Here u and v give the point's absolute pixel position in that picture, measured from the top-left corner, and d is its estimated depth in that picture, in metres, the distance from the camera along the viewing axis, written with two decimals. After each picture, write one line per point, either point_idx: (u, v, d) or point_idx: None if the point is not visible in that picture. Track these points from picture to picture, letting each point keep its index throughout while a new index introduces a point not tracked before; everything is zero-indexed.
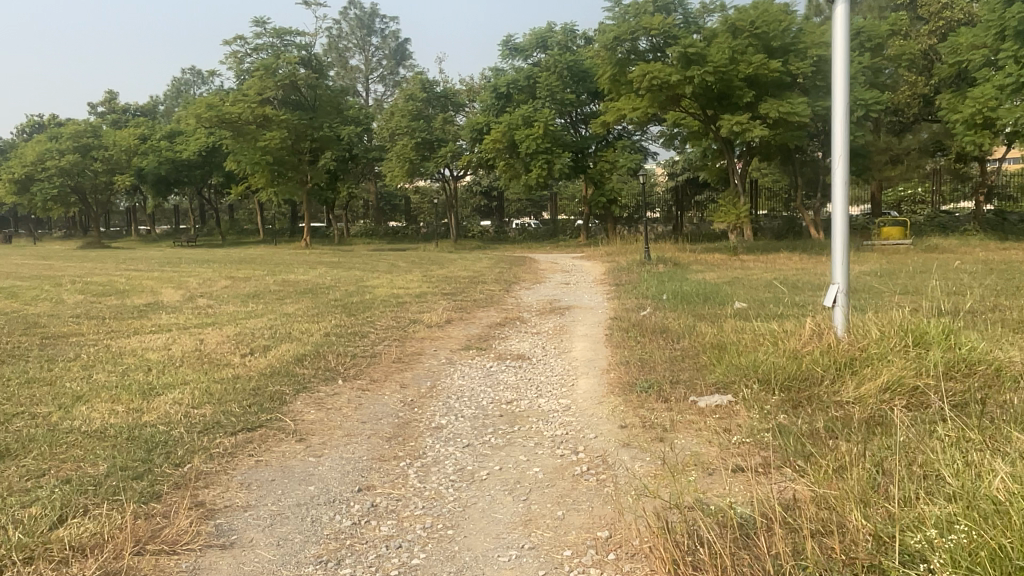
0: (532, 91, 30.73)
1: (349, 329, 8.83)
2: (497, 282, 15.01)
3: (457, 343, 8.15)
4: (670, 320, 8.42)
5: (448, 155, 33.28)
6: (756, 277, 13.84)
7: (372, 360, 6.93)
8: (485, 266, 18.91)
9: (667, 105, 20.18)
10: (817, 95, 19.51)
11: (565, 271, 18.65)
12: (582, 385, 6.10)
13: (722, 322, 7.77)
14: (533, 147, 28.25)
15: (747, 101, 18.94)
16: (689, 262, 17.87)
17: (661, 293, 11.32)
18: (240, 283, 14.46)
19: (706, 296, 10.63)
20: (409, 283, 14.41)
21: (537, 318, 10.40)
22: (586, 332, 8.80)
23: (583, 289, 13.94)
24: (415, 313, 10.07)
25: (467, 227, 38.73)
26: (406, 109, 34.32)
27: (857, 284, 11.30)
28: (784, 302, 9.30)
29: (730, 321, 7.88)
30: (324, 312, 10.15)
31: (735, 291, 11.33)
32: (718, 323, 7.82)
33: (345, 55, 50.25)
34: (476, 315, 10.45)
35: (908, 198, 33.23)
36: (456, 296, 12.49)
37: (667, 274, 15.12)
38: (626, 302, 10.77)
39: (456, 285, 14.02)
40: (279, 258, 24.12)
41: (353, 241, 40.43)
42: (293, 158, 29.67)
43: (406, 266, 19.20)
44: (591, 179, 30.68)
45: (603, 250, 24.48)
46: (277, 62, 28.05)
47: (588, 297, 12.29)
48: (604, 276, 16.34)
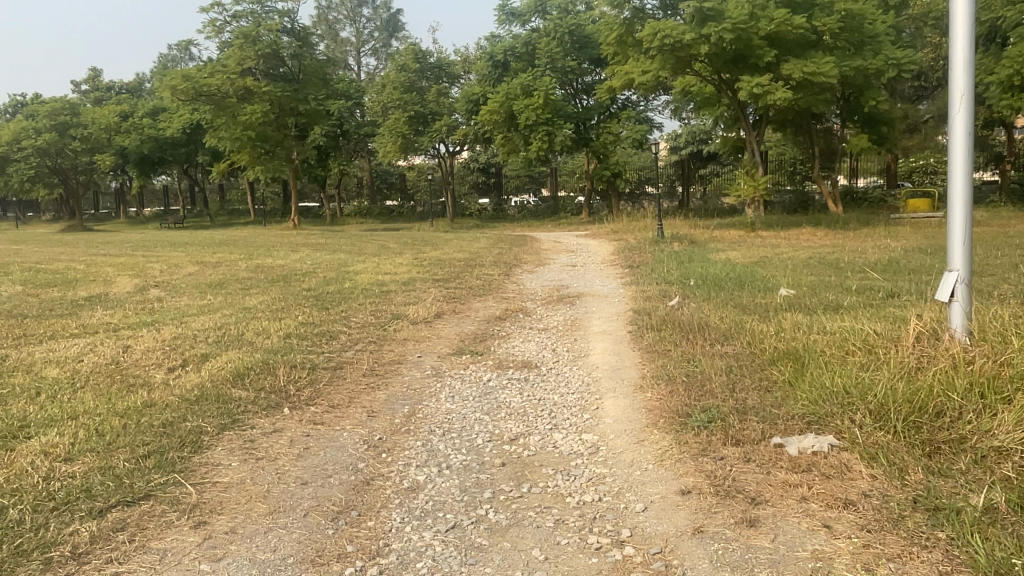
0: (531, 59, 28.93)
1: (317, 327, 7.26)
2: (496, 265, 13.45)
3: (449, 346, 6.59)
4: (707, 313, 6.88)
5: (443, 129, 31.52)
6: (787, 256, 12.28)
7: (336, 374, 5.37)
8: (482, 247, 17.34)
9: (679, 68, 18.45)
10: (844, 55, 17.77)
11: (570, 252, 17.06)
12: (611, 411, 4.56)
13: (777, 318, 6.23)
14: (532, 118, 26.53)
15: (768, 62, 17.23)
16: (707, 240, 16.30)
17: (687, 277, 9.77)
18: (208, 270, 12.91)
19: (742, 281, 9.06)
20: (398, 267, 12.84)
21: (542, 309, 8.83)
22: (605, 328, 7.27)
23: (593, 272, 12.40)
24: (399, 306, 8.50)
25: (464, 205, 37.08)
26: (398, 81, 32.50)
27: (912, 268, 9.75)
28: (841, 290, 7.74)
29: (785, 314, 6.33)
30: (292, 305, 8.57)
31: (772, 274, 9.77)
32: (772, 317, 6.27)
33: (335, 27, 48.17)
34: (472, 306, 8.91)
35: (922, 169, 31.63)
36: (450, 282, 10.95)
37: (685, 254, 13.54)
38: (647, 288, 9.20)
39: (450, 270, 12.47)
40: (261, 241, 22.55)
41: (347, 221, 38.87)
42: (278, 133, 28.02)
43: (395, 247, 17.60)
44: (594, 152, 28.99)
45: (609, 227, 22.90)
46: (257, 30, 26.04)
47: (601, 282, 10.78)
48: (614, 257, 14.80)
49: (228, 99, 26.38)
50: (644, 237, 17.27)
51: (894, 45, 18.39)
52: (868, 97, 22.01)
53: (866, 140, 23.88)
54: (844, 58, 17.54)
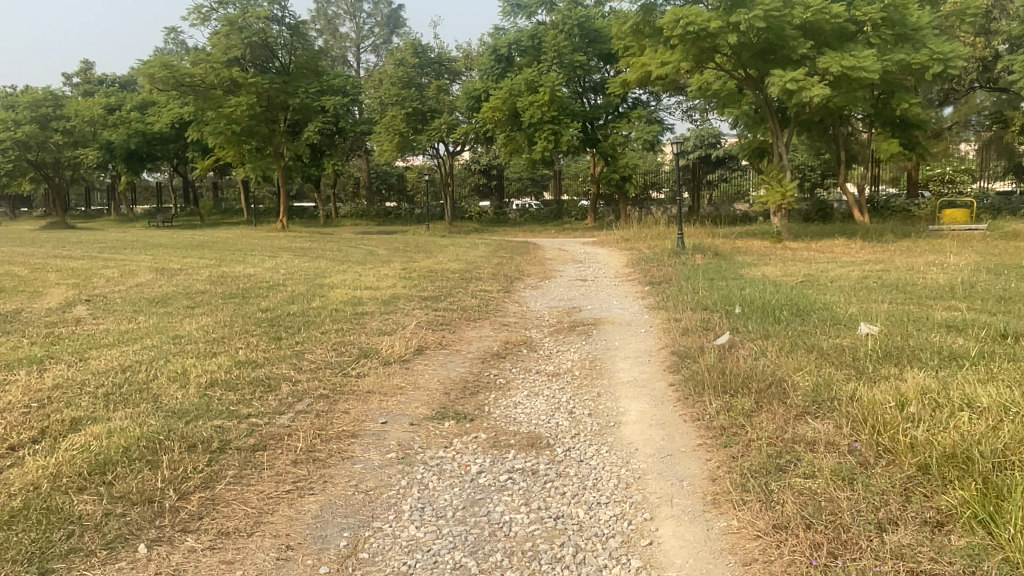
0: (536, 53, 27.11)
1: (257, 369, 5.52)
2: (496, 278, 11.70)
3: (428, 405, 4.82)
4: (775, 362, 5.11)
5: (443, 127, 29.79)
6: (835, 274, 10.60)
7: (251, 462, 3.63)
8: (481, 255, 15.62)
9: (702, 60, 16.69)
10: (884, 49, 16.03)
11: (577, 263, 15.35)
12: (678, 554, 2.84)
13: (883, 377, 4.50)
14: (537, 116, 24.83)
15: (802, 54, 15.47)
16: (732, 252, 14.59)
17: (730, 299, 8.03)
18: (164, 280, 11.17)
19: (801, 309, 7.30)
20: (382, 279, 11.09)
21: (551, 342, 7.10)
22: (636, 375, 5.54)
23: (607, 290, 10.65)
24: (372, 336, 6.75)
25: (464, 208, 35.46)
26: (395, 76, 30.81)
27: (1001, 294, 8.04)
28: (939, 330, 6.03)
29: (891, 372, 4.58)
30: (235, 333, 6.79)
31: (831, 299, 8.05)
32: (875, 376, 4.54)
33: (334, 22, 46.37)
34: (464, 336, 7.13)
35: (937, 177, 30.00)
36: (441, 299, 9.22)
37: (711, 269, 11.83)
38: (681, 316, 7.46)
39: (442, 283, 10.76)
40: (244, 243, 20.96)
41: (340, 222, 37.28)
42: (265, 128, 26.32)
43: (384, 254, 15.86)
44: (602, 154, 27.31)
45: (619, 234, 21.21)
46: (244, 16, 24.21)
47: (621, 304, 9.04)
48: (628, 270, 13.11)
49: (214, 91, 24.66)
50: (662, 247, 15.56)
51: (941, 38, 16.60)
52: (902, 98, 20.27)
53: (897, 145, 22.13)
54: (886, 51, 15.77)
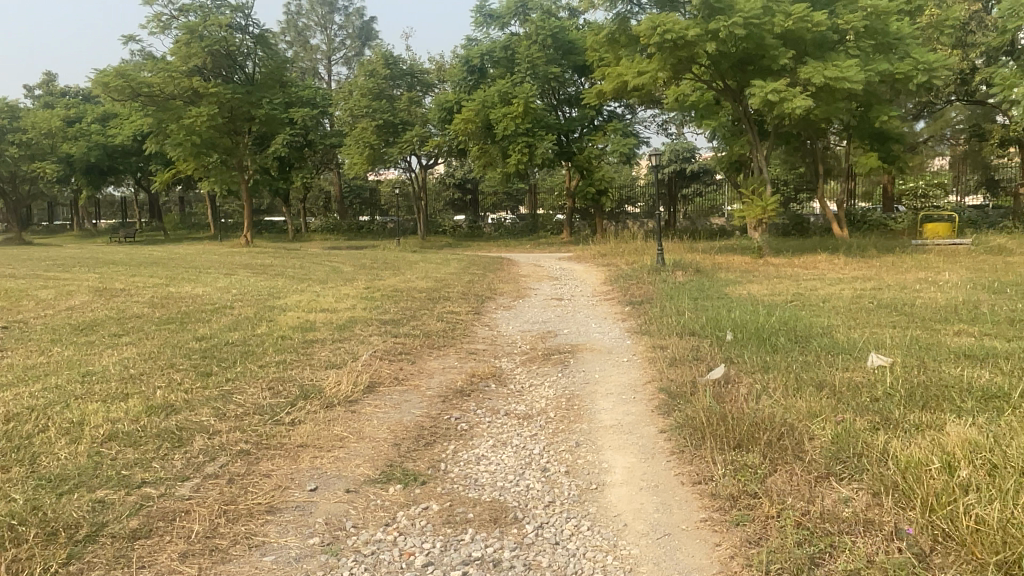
0: (510, 65, 26.42)
1: (171, 416, 4.65)
2: (465, 298, 10.89)
3: (371, 462, 3.98)
4: (783, 404, 4.36)
5: (415, 139, 29.01)
6: (826, 292, 9.94)
7: (123, 562, 2.78)
8: (451, 272, 14.81)
9: (679, 69, 16.10)
10: (867, 59, 15.55)
11: (552, 280, 14.61)
12: None
13: (917, 426, 3.76)
14: (510, 129, 24.13)
15: (783, 64, 14.94)
16: (714, 268, 13.95)
17: (719, 323, 7.29)
18: (101, 302, 10.21)
19: (801, 335, 6.59)
20: (341, 300, 10.23)
21: (522, 374, 6.29)
22: (620, 418, 4.76)
23: (584, 311, 9.89)
24: (317, 370, 5.90)
25: (438, 222, 34.67)
26: (365, 87, 30.02)
27: (1009, 316, 7.41)
28: (959, 362, 5.34)
29: (926, 420, 3.84)
30: (159, 368, 5.90)
31: (830, 322, 7.36)
32: (907, 425, 3.81)
33: (305, 34, 45.45)
34: (424, 369, 6.29)
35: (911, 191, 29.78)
36: (403, 322, 8.37)
37: (694, 288, 11.15)
38: (667, 343, 6.71)
39: (405, 304, 9.94)
40: (201, 260, 19.99)
41: (311, 237, 36.34)
42: (229, 141, 25.30)
43: (348, 271, 14.98)
44: (578, 167, 26.70)
45: (595, 249, 20.57)
46: (204, 24, 23.30)
47: (601, 327, 8.28)
48: (606, 288, 12.40)
49: (174, 101, 23.66)
50: (640, 263, 14.88)
51: (924, 48, 16.18)
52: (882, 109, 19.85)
53: (876, 158, 21.75)
54: (868, 61, 15.31)
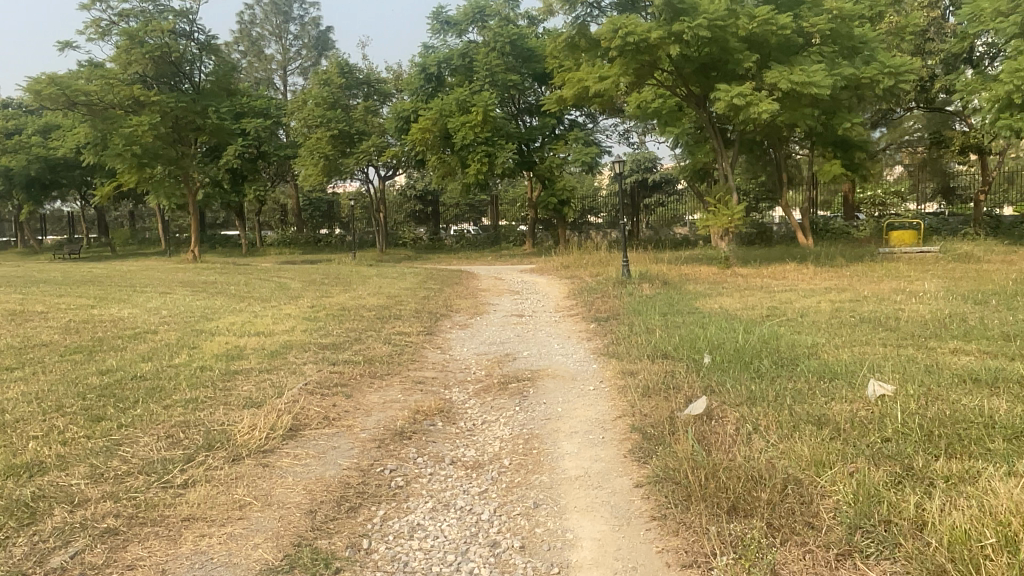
0: (468, 73, 25.68)
1: (32, 481, 3.73)
2: (418, 317, 10.06)
3: (274, 540, 3.14)
4: (785, 452, 3.64)
5: (371, 150, 28.12)
6: (801, 305, 9.37)
7: None
8: (406, 287, 13.96)
9: (642, 74, 15.52)
10: (833, 62, 15.14)
11: (514, 294, 13.87)
12: None
13: (956, 488, 3.06)
14: (469, 138, 23.39)
15: (748, 68, 14.46)
16: (682, 280, 13.34)
17: (694, 343, 6.60)
18: (9, 328, 9.13)
19: (787, 357, 5.91)
20: (279, 321, 9.31)
21: (475, 407, 5.49)
22: (588, 468, 4.00)
23: (547, 329, 9.14)
24: (233, 411, 5.01)
25: (398, 234, 33.76)
26: (320, 96, 29.02)
27: (1000, 331, 6.87)
28: (967, 390, 4.71)
29: (961, 478, 3.16)
30: (40, 413, 4.96)
31: (815, 340, 6.72)
32: (941, 485, 3.11)
33: (259, 43, 44.21)
34: (361, 405, 5.44)
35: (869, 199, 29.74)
36: (345, 347, 7.52)
37: (661, 301, 10.51)
38: (639, 368, 5.99)
39: (351, 325, 9.06)
40: (142, 277, 18.80)
41: (266, 251, 35.12)
42: (173, 151, 24.05)
43: (295, 288, 14.02)
44: (539, 177, 26.10)
45: (558, 261, 19.92)
46: (145, 29, 22.13)
47: (564, 349, 7.54)
48: (569, 303, 11.70)
49: (113, 110, 22.38)
50: (605, 276, 14.23)
51: (888, 52, 15.88)
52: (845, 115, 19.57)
53: (839, 166, 21.49)
54: (834, 65, 14.91)
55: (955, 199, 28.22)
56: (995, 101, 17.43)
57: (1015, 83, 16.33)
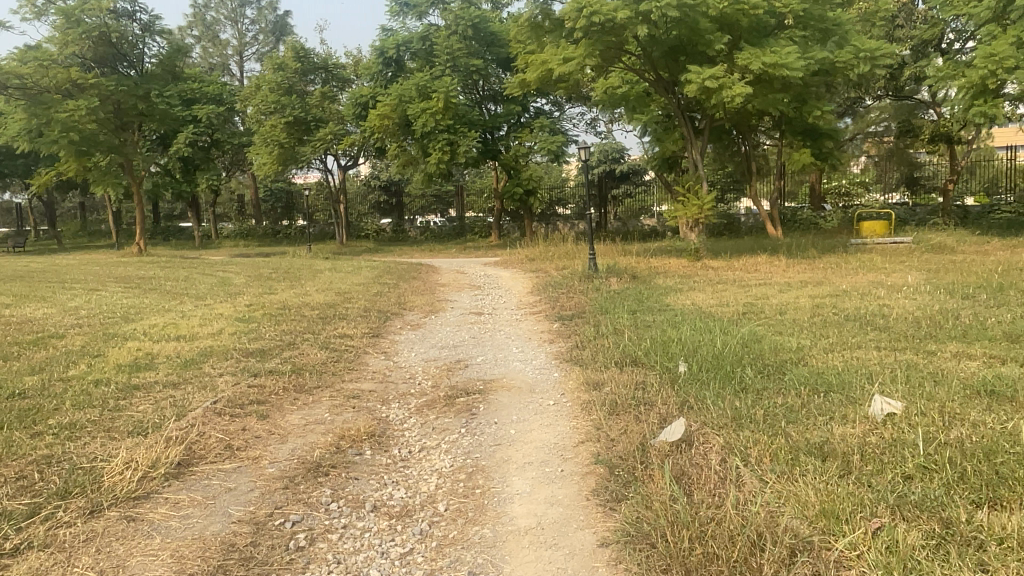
0: (429, 57, 24.63)
1: None
2: (365, 316, 9.17)
3: None
4: (783, 506, 2.90)
5: (329, 138, 26.93)
6: (780, 301, 8.70)
7: None
8: (358, 283, 13.01)
9: (608, 55, 14.73)
10: (806, 45, 14.52)
11: (475, 289, 13.03)
12: None
13: (1017, 561, 2.33)
14: (430, 125, 22.42)
15: (719, 50, 13.76)
16: (651, 273, 12.64)
17: (667, 347, 5.84)
18: None
19: (773, 365, 5.17)
20: (207, 323, 8.33)
21: (414, 428, 4.65)
22: (542, 517, 3.20)
23: (506, 329, 8.33)
24: (112, 442, 4.11)
25: (360, 226, 32.64)
26: (274, 82, 27.76)
27: (1000, 330, 6.24)
28: (989, 406, 4.02)
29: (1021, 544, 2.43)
30: None
31: (802, 343, 6.00)
32: (996, 554, 2.38)
33: (214, 28, 42.53)
34: (276, 428, 4.58)
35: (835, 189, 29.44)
36: (274, 355, 6.61)
37: (630, 297, 9.76)
38: (606, 379, 5.20)
39: (288, 326, 8.14)
40: (78, 272, 17.59)
41: (222, 244, 33.72)
42: (115, 139, 22.64)
43: (238, 284, 12.99)
44: (504, 167, 25.25)
45: (523, 253, 19.11)
46: (81, 7, 20.66)
47: (524, 353, 6.74)
48: (532, 299, 10.91)
49: (47, 94, 20.91)
50: (571, 269, 13.46)
51: (863, 35, 15.35)
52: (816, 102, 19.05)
53: (809, 154, 21.01)
54: (807, 48, 14.30)
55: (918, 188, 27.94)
56: (968, 87, 17.03)
57: (989, 67, 15.92)
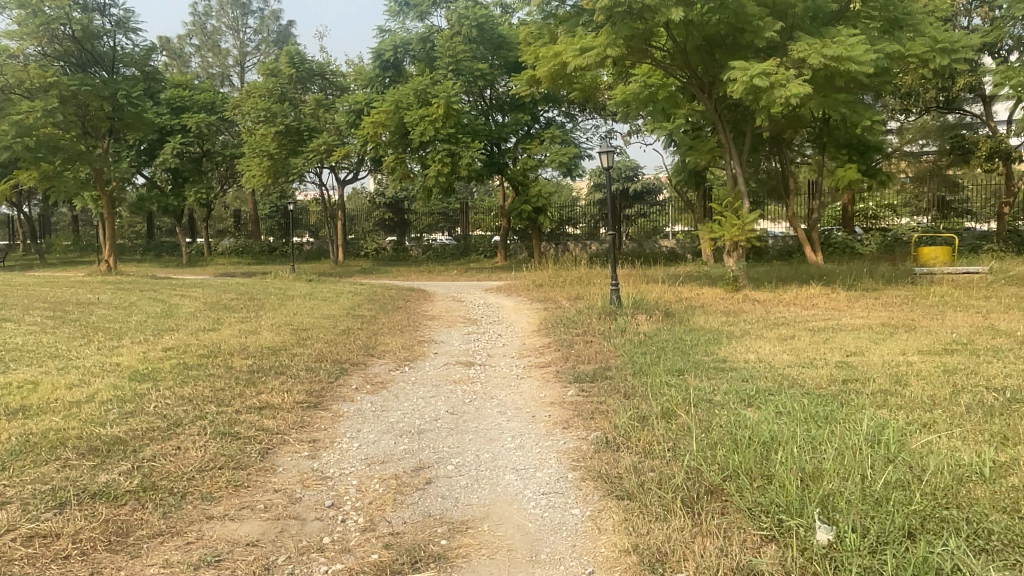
0: (431, 60, 22.38)
1: None
2: (312, 369, 6.74)
3: None
4: None
5: (322, 148, 24.63)
6: (885, 361, 6.22)
7: None
8: (327, 317, 10.59)
9: (634, 48, 12.34)
10: (873, 37, 12.08)
11: (470, 325, 10.60)
12: None
13: None
14: (429, 134, 20.14)
15: (770, 38, 11.35)
16: (688, 309, 10.20)
17: (774, 469, 3.42)
18: None
19: (996, 538, 2.73)
20: (79, 385, 5.87)
21: None
22: None
23: (501, 396, 5.89)
24: None
25: (359, 244, 30.38)
26: (265, 89, 25.59)
27: None
28: None
29: None
30: None
31: (997, 466, 3.55)
32: None
33: (214, 37, 40.49)
34: None
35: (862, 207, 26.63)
36: (128, 455, 4.18)
37: (673, 347, 7.33)
38: (673, 551, 2.79)
39: (189, 390, 5.71)
40: (19, 292, 15.33)
41: (212, 261, 31.56)
42: (81, 145, 20.49)
43: (181, 316, 10.56)
44: (511, 182, 22.92)
45: (530, 278, 16.72)
46: None
47: (524, 452, 4.29)
48: (541, 344, 8.49)
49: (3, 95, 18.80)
50: (587, 302, 11.02)
51: (937, 28, 12.97)
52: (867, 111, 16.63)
53: (855, 171, 18.49)
54: (874, 40, 11.91)
55: (949, 213, 24.46)
56: None
57: None
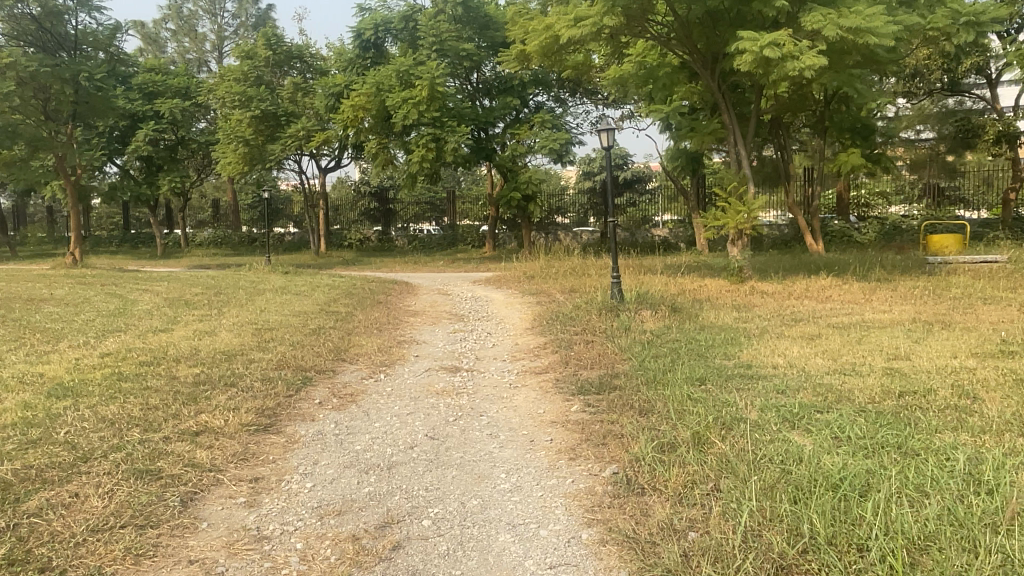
0: (413, 40, 21.26)
1: None
2: (269, 379, 5.74)
3: None
4: None
5: (300, 134, 23.49)
6: (943, 367, 5.31)
7: None
8: (298, 314, 9.56)
9: (632, 18, 11.34)
10: (890, 9, 11.13)
11: (455, 322, 9.62)
12: None
13: None
14: (412, 117, 19.06)
15: (781, 7, 10.39)
16: (695, 304, 9.28)
17: (868, 540, 2.50)
18: None
19: None
20: None
21: None
22: None
23: (490, 413, 4.93)
24: None
25: (342, 235, 29.27)
26: (240, 72, 24.38)
27: None
28: None
29: None
30: None
31: None
32: None
33: (191, 21, 39.04)
34: None
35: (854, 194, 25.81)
36: (6, 507, 3.20)
37: (688, 350, 6.40)
38: None
39: (114, 411, 4.71)
40: None
41: (189, 253, 30.36)
42: (42, 130, 19.26)
43: (135, 315, 9.50)
44: (499, 168, 21.89)
45: (519, 269, 15.76)
46: None
47: (523, 498, 3.35)
48: (536, 345, 7.52)
49: None
50: (583, 296, 10.08)
51: None
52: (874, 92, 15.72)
53: (859, 156, 17.37)
54: (891, 12, 10.98)
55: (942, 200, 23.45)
56: None
57: None
